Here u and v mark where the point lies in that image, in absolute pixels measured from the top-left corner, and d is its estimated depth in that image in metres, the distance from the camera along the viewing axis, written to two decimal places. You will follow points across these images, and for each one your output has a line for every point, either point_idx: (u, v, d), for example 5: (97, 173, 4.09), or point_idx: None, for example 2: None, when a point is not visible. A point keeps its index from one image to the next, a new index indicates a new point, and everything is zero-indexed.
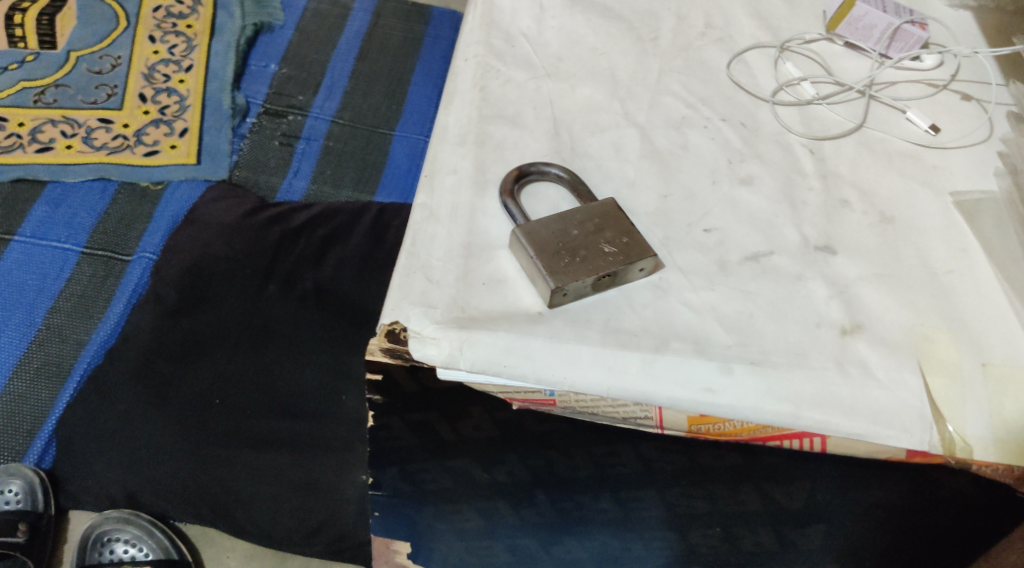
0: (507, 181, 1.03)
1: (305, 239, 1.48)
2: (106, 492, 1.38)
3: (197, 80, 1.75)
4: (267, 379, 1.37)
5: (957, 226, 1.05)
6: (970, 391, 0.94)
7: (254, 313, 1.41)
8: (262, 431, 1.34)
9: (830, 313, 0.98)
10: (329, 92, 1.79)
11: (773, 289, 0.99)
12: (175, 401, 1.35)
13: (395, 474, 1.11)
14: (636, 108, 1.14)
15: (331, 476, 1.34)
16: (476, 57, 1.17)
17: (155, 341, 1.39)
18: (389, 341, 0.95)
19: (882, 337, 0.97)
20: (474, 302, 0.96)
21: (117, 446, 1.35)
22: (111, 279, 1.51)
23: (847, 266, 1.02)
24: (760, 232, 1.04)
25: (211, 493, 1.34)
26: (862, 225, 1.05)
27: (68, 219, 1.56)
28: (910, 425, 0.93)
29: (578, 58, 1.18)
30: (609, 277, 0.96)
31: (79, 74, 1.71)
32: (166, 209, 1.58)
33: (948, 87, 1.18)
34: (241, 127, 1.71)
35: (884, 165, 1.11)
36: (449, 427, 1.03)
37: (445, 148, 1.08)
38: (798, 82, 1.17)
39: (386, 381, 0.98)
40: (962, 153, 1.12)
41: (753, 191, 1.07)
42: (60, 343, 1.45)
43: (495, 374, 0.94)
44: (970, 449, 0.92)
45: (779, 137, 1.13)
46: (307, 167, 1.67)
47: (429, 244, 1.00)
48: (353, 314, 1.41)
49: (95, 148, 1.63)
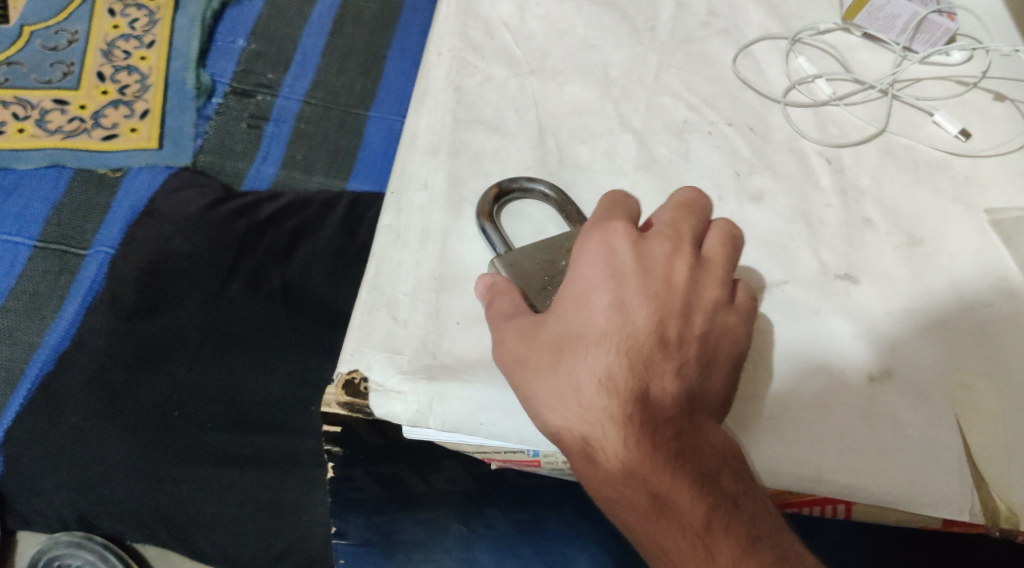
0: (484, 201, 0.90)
1: (273, 234, 1.32)
2: (56, 514, 1.25)
3: (159, 57, 1.54)
4: (231, 389, 1.23)
5: (994, 248, 0.93)
6: (1014, 451, 0.83)
7: (216, 314, 1.26)
8: (225, 447, 1.21)
9: (852, 355, 0.87)
10: (300, 71, 1.57)
11: (788, 327, 0.88)
12: (129, 414, 1.21)
13: (362, 524, 0.99)
14: (631, 111, 1.01)
15: (299, 494, 1.23)
16: (450, 50, 1.03)
17: (109, 347, 1.24)
18: (347, 394, 0.84)
19: (913, 385, 0.85)
20: (447, 346, 0.85)
21: (71, 466, 1.20)
22: (65, 275, 1.34)
23: (871, 298, 0.89)
24: (773, 257, 0.92)
25: (168, 514, 1.22)
26: (887, 248, 0.93)
27: (20, 210, 1.39)
28: (948, 491, 0.82)
29: (567, 51, 1.05)
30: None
31: (33, 51, 1.52)
32: (126, 198, 1.40)
33: (979, 85, 1.04)
34: (206, 108, 1.52)
35: (910, 177, 0.98)
36: (418, 478, 0.95)
37: (414, 159, 0.96)
38: (812, 80, 1.04)
39: (346, 434, 0.87)
40: (996, 163, 0.99)
41: (763, 209, 0.95)
42: (9, 346, 1.29)
43: (471, 434, 0.83)
44: (1016, 519, 0.81)
45: (792, 144, 1.00)
46: (276, 152, 1.48)
47: (395, 274, 0.89)
48: (322, 315, 1.27)
49: (49, 132, 1.46)
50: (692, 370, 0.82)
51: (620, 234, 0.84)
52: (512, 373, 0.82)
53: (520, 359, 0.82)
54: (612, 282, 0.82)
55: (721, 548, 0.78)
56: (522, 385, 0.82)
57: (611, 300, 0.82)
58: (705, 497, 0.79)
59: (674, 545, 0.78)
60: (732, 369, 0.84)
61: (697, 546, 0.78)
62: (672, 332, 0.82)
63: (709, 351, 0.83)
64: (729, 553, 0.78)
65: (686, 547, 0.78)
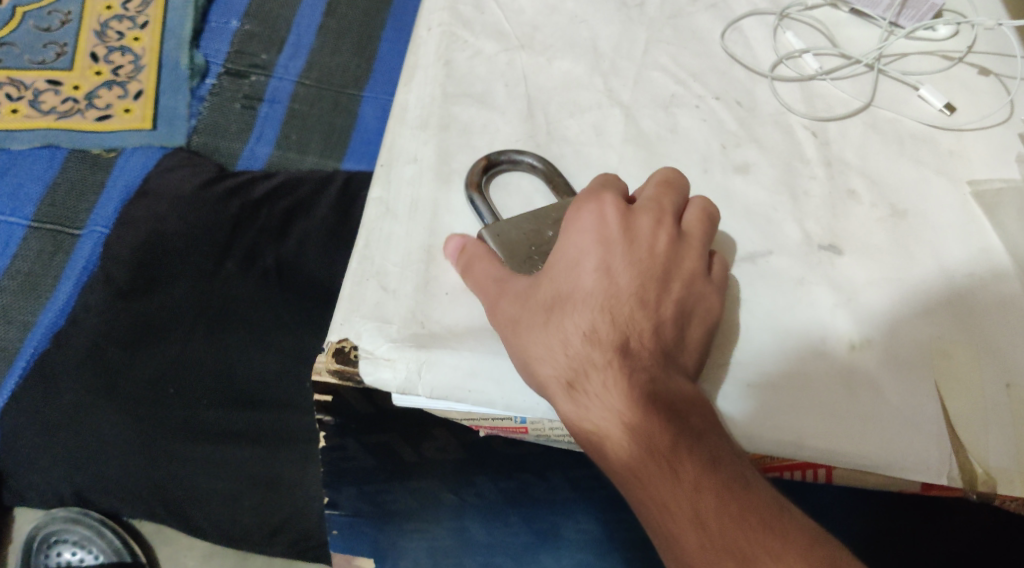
0: (475, 168, 0.91)
1: (267, 212, 1.32)
2: (53, 491, 1.30)
3: (153, 37, 1.55)
4: (227, 367, 1.24)
5: (977, 221, 0.94)
6: (993, 418, 0.84)
7: (212, 292, 1.27)
8: (220, 425, 1.23)
9: (836, 324, 0.88)
10: (294, 51, 1.57)
11: (772, 297, 0.89)
12: (125, 391, 1.23)
13: (354, 493, 1.00)
14: (619, 85, 1.02)
15: (294, 471, 1.27)
16: (441, 25, 1.04)
17: (104, 325, 1.25)
18: (338, 361, 0.85)
19: (894, 353, 0.87)
20: (435, 315, 0.87)
21: (68, 442, 1.23)
22: (60, 255, 1.36)
23: (854, 269, 0.91)
24: (757, 228, 0.93)
25: (164, 490, 1.26)
26: (871, 219, 0.94)
27: (13, 189, 1.40)
28: (926, 456, 0.83)
29: (557, 26, 1.05)
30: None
31: (26, 32, 1.53)
32: (120, 178, 1.41)
33: (964, 60, 1.05)
34: (200, 88, 1.53)
35: (894, 150, 0.99)
36: (412, 450, 0.98)
37: (404, 132, 0.96)
38: (799, 55, 1.05)
39: (336, 403, 0.88)
40: (980, 136, 1.00)
41: (749, 181, 0.96)
42: (5, 325, 1.32)
43: (458, 401, 0.84)
44: (993, 482, 0.82)
45: (779, 117, 1.01)
46: (269, 132, 1.49)
47: (384, 245, 0.89)
48: (318, 294, 1.27)
49: (43, 112, 1.47)
50: (670, 328, 0.84)
51: (610, 204, 0.86)
52: (504, 329, 0.84)
53: (511, 315, 0.84)
54: (600, 245, 0.85)
55: (685, 467, 0.80)
56: (512, 340, 0.84)
57: (597, 261, 0.84)
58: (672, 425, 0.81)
59: (643, 473, 0.80)
60: (710, 332, 0.85)
61: (664, 472, 0.80)
62: (652, 293, 0.84)
63: (686, 315, 0.85)
64: (693, 473, 0.80)
65: (654, 473, 0.80)
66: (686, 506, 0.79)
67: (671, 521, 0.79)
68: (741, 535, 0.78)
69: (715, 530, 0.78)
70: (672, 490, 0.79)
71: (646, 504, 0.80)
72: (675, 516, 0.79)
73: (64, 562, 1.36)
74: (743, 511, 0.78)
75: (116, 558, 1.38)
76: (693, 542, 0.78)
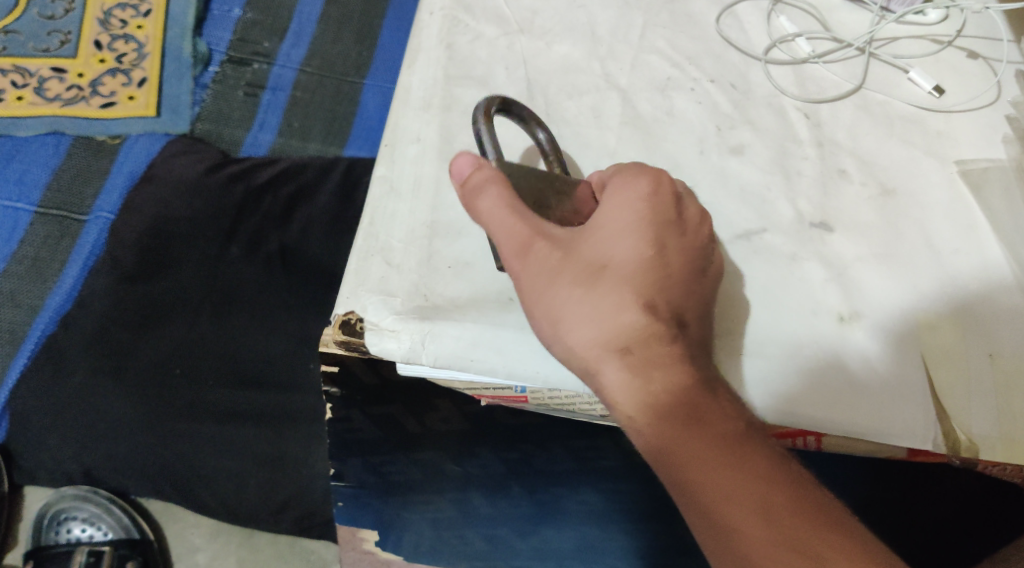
0: (493, 101, 0.92)
1: (270, 198, 1.39)
2: (62, 468, 1.36)
3: (156, 26, 1.62)
4: (232, 348, 1.31)
5: (963, 199, 0.97)
6: (975, 387, 0.87)
7: (216, 276, 1.34)
8: (225, 404, 1.30)
9: (827, 299, 0.91)
10: (296, 39, 1.63)
11: (765, 272, 0.92)
12: (133, 372, 1.31)
13: (359, 464, 1.03)
14: (617, 68, 1.04)
15: (300, 447, 1.31)
16: (443, 9, 1.06)
17: (112, 308, 1.33)
18: (344, 333, 0.88)
19: (882, 326, 0.90)
20: (438, 288, 0.90)
21: (78, 421, 1.31)
22: (66, 239, 1.44)
23: (844, 245, 0.94)
24: (752, 207, 0.96)
25: (173, 469, 1.32)
26: (861, 198, 0.97)
27: (20, 176, 1.49)
28: (913, 423, 0.86)
29: (555, 11, 1.08)
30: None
31: (30, 19, 1.60)
32: (124, 166, 1.49)
33: (954, 43, 1.08)
34: (203, 76, 1.60)
35: (884, 131, 1.02)
36: (414, 420, 0.95)
37: (407, 113, 0.99)
38: (793, 39, 1.07)
39: (342, 373, 0.91)
40: (968, 118, 1.03)
41: (743, 161, 0.99)
42: (13, 307, 1.41)
43: (461, 370, 0.88)
44: (976, 448, 0.85)
45: (772, 100, 1.03)
46: (272, 119, 1.56)
47: (389, 222, 0.92)
48: (317, 278, 1.34)
49: (47, 100, 1.55)
50: (708, 319, 0.88)
51: (665, 185, 0.88)
52: (538, 283, 0.86)
53: (547, 271, 0.85)
54: (658, 227, 0.87)
55: (756, 457, 0.83)
56: (548, 299, 0.86)
57: (652, 239, 0.87)
58: (745, 420, 0.84)
59: (710, 461, 0.83)
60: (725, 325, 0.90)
61: (735, 465, 0.82)
62: (696, 280, 0.87)
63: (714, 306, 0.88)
64: (763, 467, 0.83)
65: (724, 466, 0.82)
66: (756, 494, 0.82)
67: (733, 513, 0.81)
68: (812, 534, 0.81)
69: (783, 527, 0.81)
70: (745, 484, 0.82)
71: (706, 493, 0.82)
72: (741, 509, 0.82)
73: (73, 539, 1.41)
74: (815, 513, 0.81)
75: (125, 535, 1.42)
76: (757, 536, 0.81)
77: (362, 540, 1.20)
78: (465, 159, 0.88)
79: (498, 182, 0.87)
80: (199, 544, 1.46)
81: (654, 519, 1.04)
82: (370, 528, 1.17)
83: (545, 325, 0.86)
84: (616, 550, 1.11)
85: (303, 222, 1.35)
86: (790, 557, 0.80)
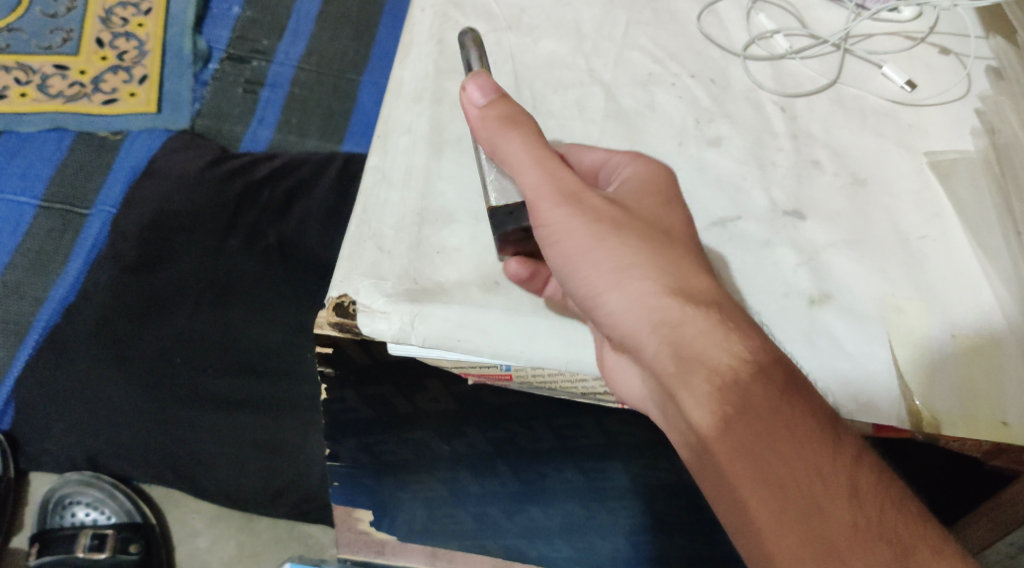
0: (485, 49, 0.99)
1: (269, 190, 1.44)
2: (67, 455, 1.41)
3: (156, 24, 1.67)
4: (231, 337, 1.37)
5: (931, 188, 1.02)
6: (939, 365, 0.91)
7: (215, 267, 1.39)
8: (225, 392, 1.35)
9: (798, 282, 0.95)
10: (294, 37, 1.69)
11: (739, 257, 0.97)
12: (134, 360, 1.36)
13: (352, 445, 1.07)
14: (601, 64, 1.09)
15: (298, 435, 1.36)
16: (434, 7, 1.11)
17: (114, 299, 1.38)
18: (338, 315, 0.92)
19: (851, 308, 0.94)
20: (427, 272, 0.94)
21: (80, 409, 1.36)
22: (69, 233, 1.48)
23: (816, 232, 0.98)
24: (728, 196, 1.00)
25: (173, 456, 1.37)
26: (833, 187, 1.01)
27: (24, 170, 1.53)
28: (878, 399, 0.90)
29: (542, 8, 1.12)
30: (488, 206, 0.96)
31: (33, 18, 1.65)
32: (126, 159, 1.53)
33: (925, 40, 1.12)
34: (203, 73, 1.64)
35: (858, 123, 1.06)
36: (405, 400, 0.99)
37: (399, 106, 1.04)
38: (771, 35, 1.11)
39: (336, 354, 0.95)
40: (938, 111, 1.07)
41: (720, 153, 1.03)
42: (18, 300, 1.45)
43: (449, 349, 0.92)
44: (938, 424, 0.89)
45: (750, 94, 1.08)
46: (271, 116, 1.61)
47: (381, 209, 0.97)
48: (310, 268, 1.39)
49: (50, 96, 1.59)
50: None
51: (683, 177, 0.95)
52: (595, 231, 0.88)
53: (599, 218, 0.88)
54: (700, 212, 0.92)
55: (846, 440, 0.86)
56: (606, 249, 0.88)
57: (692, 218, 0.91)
58: (830, 408, 0.87)
59: (806, 445, 0.85)
60: None
61: (833, 452, 0.85)
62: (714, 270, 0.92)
63: None
64: (852, 452, 0.86)
65: (822, 453, 0.85)
66: (846, 478, 0.85)
67: (822, 496, 0.84)
68: (898, 522, 0.84)
69: (871, 514, 0.84)
70: (841, 471, 0.85)
71: (800, 476, 0.84)
72: (832, 493, 0.84)
73: (77, 523, 1.42)
74: (899, 504, 0.85)
75: (128, 519, 1.44)
76: (846, 522, 0.84)
77: (356, 521, 1.27)
78: (486, 83, 0.92)
79: (526, 121, 0.91)
80: (200, 528, 1.49)
81: (638, 495, 1.09)
82: (366, 507, 1.22)
83: (598, 272, 0.88)
84: (599, 524, 1.17)
85: (301, 214, 1.39)
86: (879, 547, 0.83)
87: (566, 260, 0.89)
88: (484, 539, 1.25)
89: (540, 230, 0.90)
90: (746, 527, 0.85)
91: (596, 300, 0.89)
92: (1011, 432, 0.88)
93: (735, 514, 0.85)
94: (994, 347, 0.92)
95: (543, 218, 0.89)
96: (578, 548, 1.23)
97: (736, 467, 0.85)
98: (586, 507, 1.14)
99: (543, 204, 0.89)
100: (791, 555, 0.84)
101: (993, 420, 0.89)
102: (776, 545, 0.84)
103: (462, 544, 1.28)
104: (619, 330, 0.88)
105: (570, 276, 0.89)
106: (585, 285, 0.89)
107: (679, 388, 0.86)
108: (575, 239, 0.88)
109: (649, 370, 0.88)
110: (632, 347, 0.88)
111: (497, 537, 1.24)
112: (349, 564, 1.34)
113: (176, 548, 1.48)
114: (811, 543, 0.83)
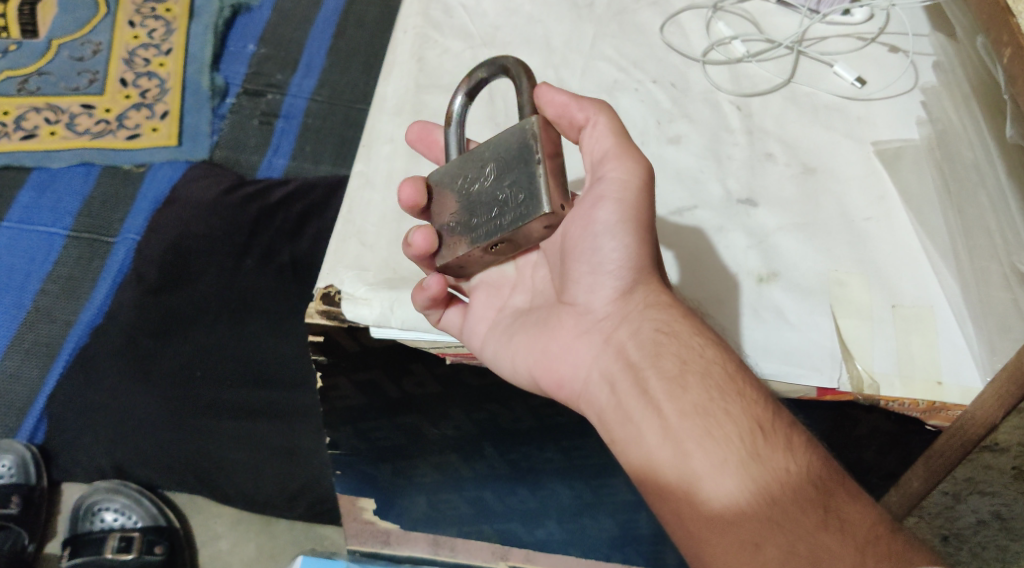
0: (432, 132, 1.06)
1: (283, 214, 1.54)
2: (95, 464, 1.49)
3: (176, 63, 1.79)
4: (247, 351, 1.46)
5: (877, 173, 1.10)
6: (878, 334, 1.01)
7: (233, 287, 1.49)
8: (238, 400, 1.44)
9: (748, 262, 1.05)
10: (307, 71, 1.80)
11: (693, 242, 1.06)
12: (157, 375, 1.45)
13: (349, 432, 1.16)
14: (569, 74, 1.17)
15: (310, 441, 1.43)
16: (415, 28, 1.21)
17: (138, 316, 1.48)
18: (325, 303, 1.02)
19: (797, 284, 1.03)
20: (404, 263, 1.05)
21: (107, 422, 1.45)
22: (96, 260, 1.59)
23: (767, 218, 1.07)
24: (685, 188, 1.09)
25: (194, 462, 1.45)
26: (784, 177, 1.10)
27: (53, 204, 1.65)
28: (820, 364, 0.99)
29: (515, 26, 1.21)
30: (491, 206, 0.98)
31: (61, 62, 1.77)
32: (149, 190, 1.65)
33: (877, 40, 1.18)
34: (221, 107, 1.76)
35: (809, 119, 1.13)
36: (394, 385, 1.08)
37: (383, 118, 1.14)
38: (729, 41, 1.18)
39: (328, 343, 1.04)
40: (885, 104, 1.14)
41: (679, 150, 1.12)
42: (49, 323, 1.55)
43: (425, 330, 1.03)
44: (877, 386, 0.98)
45: (707, 95, 1.15)
46: (286, 145, 1.71)
47: (365, 210, 1.08)
48: (298, 271, 1.49)
49: (77, 134, 1.71)
50: None
51: None
52: (641, 219, 0.97)
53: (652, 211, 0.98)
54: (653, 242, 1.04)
55: (784, 411, 0.93)
56: (636, 236, 0.96)
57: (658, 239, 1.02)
58: (765, 386, 0.95)
59: (750, 405, 0.92)
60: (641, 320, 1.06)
61: (771, 412, 0.92)
62: None
63: None
64: (788, 418, 0.93)
65: (763, 411, 0.92)
66: (782, 432, 0.91)
67: (760, 447, 0.90)
68: (826, 473, 0.90)
69: (802, 463, 0.90)
70: (777, 427, 0.92)
71: (741, 430, 0.91)
72: (770, 444, 0.91)
73: (106, 527, 1.47)
74: (825, 458, 0.92)
75: (153, 523, 1.48)
76: (781, 468, 0.90)
77: (361, 511, 1.34)
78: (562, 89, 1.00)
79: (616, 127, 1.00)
80: (221, 532, 1.53)
81: (619, 473, 1.17)
82: (371, 496, 1.30)
83: (625, 255, 0.97)
84: (586, 503, 1.24)
85: (313, 235, 1.50)
86: (806, 488, 0.89)
87: (609, 229, 0.96)
88: (481, 523, 1.34)
89: (607, 186, 0.97)
90: (682, 477, 0.91)
91: (609, 273, 0.97)
92: (945, 391, 0.98)
93: (676, 464, 0.91)
94: (930, 316, 1.02)
95: (612, 174, 0.97)
96: (569, 529, 1.31)
97: (681, 421, 0.92)
98: (574, 487, 1.21)
99: (620, 168, 0.97)
100: (727, 497, 0.90)
101: (929, 380, 0.99)
102: (712, 490, 0.90)
103: (461, 531, 1.36)
104: (610, 308, 0.98)
105: (601, 241, 0.97)
106: (610, 256, 0.97)
107: (649, 359, 0.95)
108: (632, 214, 0.96)
109: (624, 346, 0.97)
110: (613, 327, 0.98)
111: (494, 521, 1.32)
112: (358, 555, 1.42)
113: (199, 550, 1.52)
114: (749, 488, 0.89)
